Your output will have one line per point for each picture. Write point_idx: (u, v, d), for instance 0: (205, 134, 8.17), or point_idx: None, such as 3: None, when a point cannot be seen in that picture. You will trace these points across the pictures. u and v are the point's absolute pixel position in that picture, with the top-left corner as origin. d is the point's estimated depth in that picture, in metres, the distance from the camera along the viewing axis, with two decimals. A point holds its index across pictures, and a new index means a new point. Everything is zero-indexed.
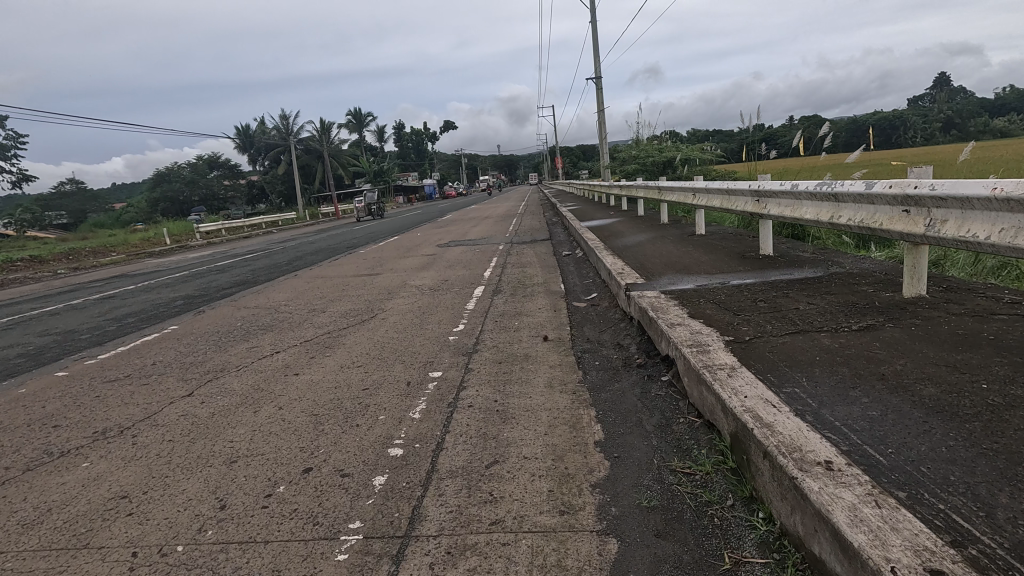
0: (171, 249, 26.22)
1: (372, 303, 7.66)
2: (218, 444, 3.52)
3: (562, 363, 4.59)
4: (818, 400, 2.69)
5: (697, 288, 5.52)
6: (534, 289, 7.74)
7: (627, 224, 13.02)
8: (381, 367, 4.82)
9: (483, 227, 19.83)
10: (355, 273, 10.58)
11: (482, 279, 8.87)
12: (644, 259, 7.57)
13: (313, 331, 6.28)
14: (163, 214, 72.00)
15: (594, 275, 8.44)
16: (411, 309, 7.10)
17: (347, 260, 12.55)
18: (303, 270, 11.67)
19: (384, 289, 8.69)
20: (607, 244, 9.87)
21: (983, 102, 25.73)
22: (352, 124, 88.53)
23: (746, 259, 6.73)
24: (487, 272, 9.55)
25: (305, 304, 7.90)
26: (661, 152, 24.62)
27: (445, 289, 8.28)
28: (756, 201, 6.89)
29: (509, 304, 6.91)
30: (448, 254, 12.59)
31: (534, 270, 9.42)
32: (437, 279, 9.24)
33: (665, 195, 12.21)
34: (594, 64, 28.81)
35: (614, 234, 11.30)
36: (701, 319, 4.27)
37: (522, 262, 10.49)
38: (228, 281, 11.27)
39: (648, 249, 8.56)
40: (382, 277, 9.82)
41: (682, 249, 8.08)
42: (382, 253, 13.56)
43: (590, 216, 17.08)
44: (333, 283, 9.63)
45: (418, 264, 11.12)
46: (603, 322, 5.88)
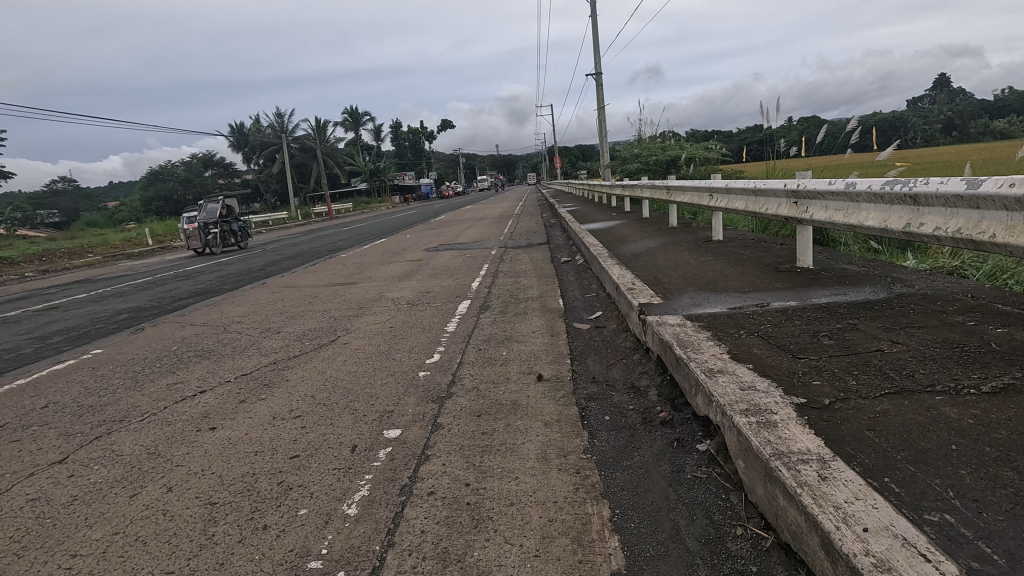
0: (151, 251, 25.01)
1: (338, 321, 6.53)
2: (52, 563, 2.37)
3: (561, 418, 3.47)
4: (1001, 551, 1.58)
5: (732, 312, 4.40)
6: (528, 305, 6.61)
7: (632, 227, 11.91)
8: (323, 419, 3.69)
9: (477, 229, 18.69)
10: (327, 282, 9.42)
11: (469, 291, 7.75)
12: (657, 271, 6.46)
13: (257, 360, 5.16)
14: (154, 214, 70.72)
15: (597, 288, 7.32)
16: (381, 330, 5.97)
17: (323, 266, 11.40)
18: (273, 277, 10.51)
19: (356, 303, 7.57)
20: (611, 251, 8.75)
21: (987, 102, 24.86)
22: (348, 122, 87.34)
23: (782, 273, 5.62)
24: (476, 282, 8.43)
25: (261, 321, 6.77)
26: (664, 152, 23.47)
27: (425, 304, 7.15)
28: (794, 203, 5.77)
29: (498, 325, 5.78)
30: (436, 259, 11.45)
31: (529, 280, 8.30)
32: (418, 290, 8.09)
33: (675, 195, 11.09)
34: (595, 58, 27.64)
35: (618, 239, 10.18)
36: (749, 365, 3.16)
37: (516, 270, 9.36)
38: (186, 291, 10.07)
39: (660, 257, 7.45)
40: (357, 288, 8.68)
41: (700, 258, 6.96)
42: (364, 258, 12.42)
43: (591, 218, 15.98)
44: (301, 295, 8.49)
45: (401, 272, 9.99)
46: (610, 354, 4.76)
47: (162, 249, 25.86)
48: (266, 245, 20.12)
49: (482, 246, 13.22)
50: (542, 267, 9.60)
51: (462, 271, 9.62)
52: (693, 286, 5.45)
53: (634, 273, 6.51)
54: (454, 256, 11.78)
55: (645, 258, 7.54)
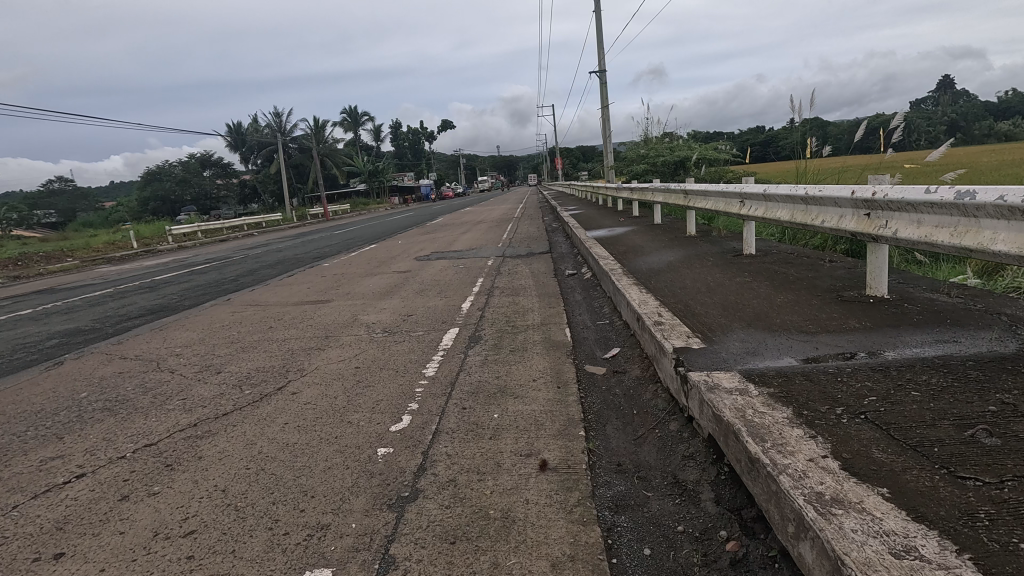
0: (135, 254, 23.82)
1: (296, 356, 5.34)
2: None
3: (577, 553, 2.28)
4: None
5: (806, 369, 3.22)
6: (528, 337, 5.43)
7: (644, 236, 10.74)
8: (224, 541, 2.50)
9: (475, 234, 17.49)
10: (298, 299, 8.22)
11: (459, 315, 6.57)
12: (687, 297, 5.26)
13: (176, 419, 3.97)
14: (150, 215, 69.55)
15: (611, 314, 6.14)
16: (344, 372, 4.78)
17: (301, 279, 10.22)
18: (242, 292, 9.31)
19: (325, 329, 6.38)
20: (624, 265, 7.56)
21: (1005, 101, 23.84)
22: (347, 122, 86.30)
23: (851, 304, 4.42)
24: (468, 302, 7.25)
25: (205, 355, 5.57)
26: (671, 152, 22.29)
27: (405, 332, 5.96)
28: (863, 215, 4.55)
29: (489, 368, 4.58)
30: (426, 271, 10.28)
31: (530, 300, 7.11)
32: (399, 313, 6.90)
33: (693, 200, 9.89)
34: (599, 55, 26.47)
35: (630, 250, 8.98)
36: (882, 489, 1.97)
37: (514, 286, 8.16)
38: (140, 308, 8.87)
39: (684, 276, 6.26)
40: (330, 309, 7.49)
41: (735, 279, 5.77)
42: (347, 268, 11.23)
43: (597, 223, 14.82)
44: (264, 317, 7.29)
45: (385, 287, 8.81)
46: (637, 420, 3.57)
47: (145, 253, 24.61)
48: (249, 251, 18.89)
49: (477, 255, 12.02)
50: (544, 282, 8.43)
51: (453, 287, 8.46)
52: (739, 323, 4.26)
53: (658, 299, 5.32)
54: (446, 267, 10.59)
55: (666, 277, 6.35)
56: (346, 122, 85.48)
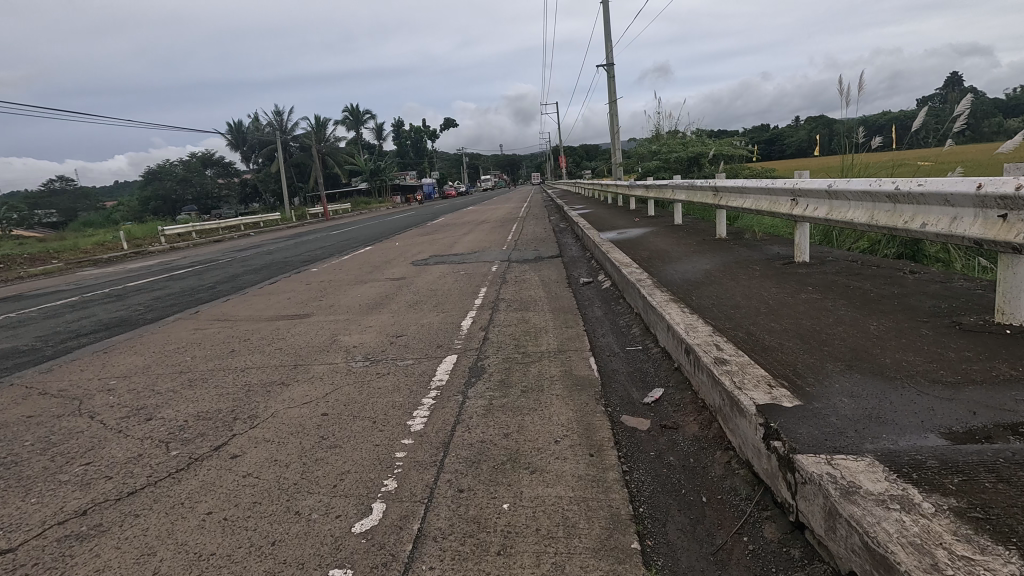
0: (124, 257, 22.84)
1: (252, 394, 4.25)
2: None
3: None
4: None
5: (983, 456, 2.10)
6: (544, 371, 4.31)
7: (667, 238, 9.61)
8: None
9: (478, 235, 16.37)
10: (274, 313, 7.13)
11: (458, 336, 5.48)
12: (746, 320, 4.15)
13: (62, 501, 2.87)
14: (149, 215, 68.64)
15: (644, 338, 5.01)
16: (306, 422, 3.68)
17: (283, 287, 9.13)
18: (214, 304, 8.22)
19: (296, 354, 5.29)
20: (652, 274, 6.44)
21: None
22: (349, 120, 85.44)
23: (982, 337, 3.29)
24: (468, 318, 6.16)
25: (141, 391, 4.48)
26: (685, 148, 21.19)
27: (390, 361, 4.86)
28: (993, 220, 3.39)
29: (495, 420, 3.47)
30: (423, 278, 9.19)
31: (542, 317, 5.99)
32: (387, 333, 5.80)
33: (722, 199, 8.73)
34: (608, 47, 25.36)
35: (655, 255, 7.86)
36: None
37: (522, 299, 7.05)
38: (97, 322, 7.79)
39: (732, 291, 5.13)
40: (308, 325, 6.41)
41: (798, 296, 4.64)
42: (337, 275, 10.15)
43: (609, 223, 13.70)
44: (229, 335, 6.20)
45: (375, 298, 7.72)
46: (712, 518, 2.45)
47: (133, 255, 23.53)
48: (237, 253, 17.78)
49: (479, 259, 10.91)
50: (557, 293, 7.32)
51: (452, 298, 7.36)
52: (835, 363, 3.14)
53: (708, 323, 4.20)
54: (445, 273, 9.48)
55: (708, 292, 5.22)
56: (348, 120, 84.56)
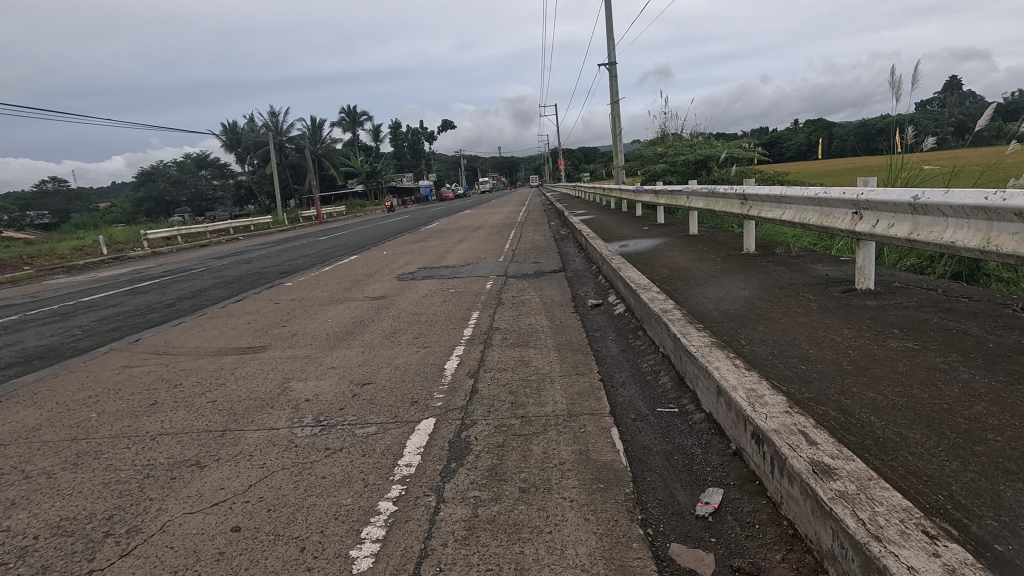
0: (100, 262, 21.60)
1: (147, 486, 3.07)
2: None
3: None
4: None
5: None
6: (552, 453, 3.16)
7: (685, 252, 8.48)
8: None
9: (473, 242, 15.23)
10: (223, 346, 5.94)
11: (439, 387, 4.32)
12: (831, 386, 3.02)
13: None
14: (140, 216, 67.28)
15: (680, 395, 3.86)
16: (205, 547, 2.51)
17: (246, 308, 7.96)
18: (161, 330, 7.04)
19: (230, 410, 4.11)
20: (680, 302, 5.28)
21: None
22: (345, 122, 84.29)
23: None
24: (454, 358, 5.00)
25: (2, 476, 3.29)
26: (693, 151, 20.15)
27: (348, 427, 3.69)
28: None
29: (482, 557, 2.31)
30: (408, 297, 8.03)
31: (547, 358, 4.83)
32: (352, 379, 4.62)
33: (751, 208, 7.58)
34: (611, 45, 24.28)
35: (677, 274, 6.72)
36: None
37: (521, 328, 5.89)
38: (17, 353, 6.57)
39: (792, 333, 3.98)
40: (259, 363, 5.23)
41: (888, 344, 3.51)
42: (312, 292, 8.97)
43: (616, 232, 12.57)
44: (159, 378, 5.01)
45: (348, 325, 6.55)
46: None
47: (108, 261, 22.21)
48: (212, 262, 16.51)
49: (472, 273, 9.73)
50: (562, 321, 6.16)
51: (438, 327, 6.21)
52: (1015, 484, 2.01)
53: (779, 389, 3.05)
54: (432, 291, 8.31)
55: (760, 333, 4.07)
56: (344, 122, 83.45)
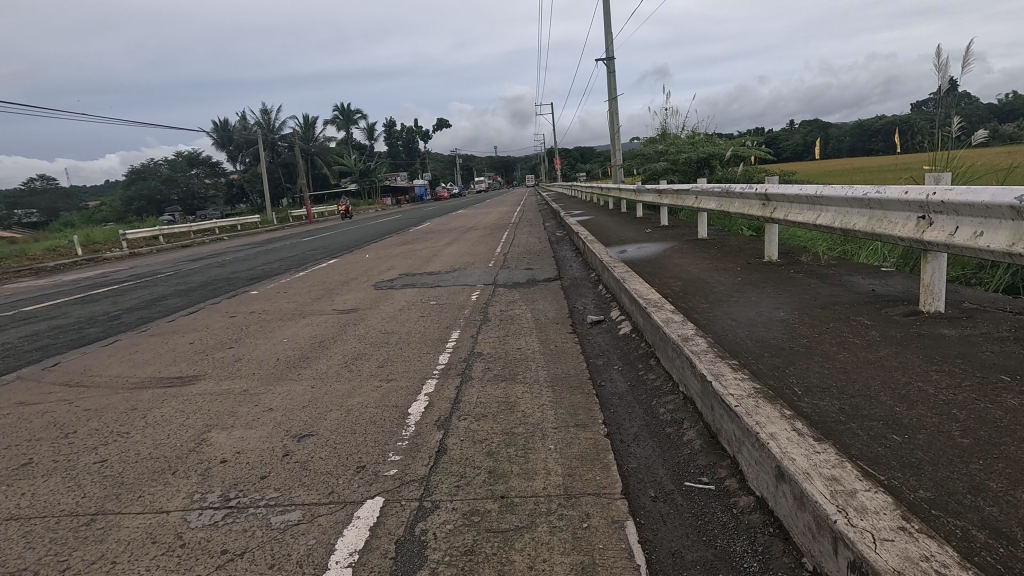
0: (70, 264, 20.48)
1: None
2: None
3: None
4: None
5: None
6: (540, 570, 2.17)
7: (696, 259, 7.51)
8: None
9: (464, 245, 14.24)
10: (150, 374, 4.95)
11: (398, 443, 3.34)
12: (955, 479, 2.04)
13: None
14: (128, 215, 65.97)
15: (714, 463, 2.88)
16: None
17: (196, 324, 6.95)
18: (89, 351, 6.01)
19: (117, 476, 3.11)
20: (702, 326, 4.30)
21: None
22: (339, 120, 83.10)
23: None
24: (422, 398, 4.01)
25: None
26: (695, 148, 19.25)
27: (263, 511, 2.70)
28: None
29: None
30: (382, 311, 7.04)
31: (537, 400, 3.85)
32: (289, 428, 3.63)
33: (772, 210, 6.61)
34: (610, 39, 23.31)
35: (691, 287, 5.74)
36: None
37: (508, 354, 4.91)
38: None
39: (859, 377, 3.01)
40: (183, 401, 4.24)
41: (1007, 402, 2.54)
42: (275, 304, 7.95)
43: (616, 234, 11.60)
44: (53, 422, 4.00)
45: (305, 347, 5.55)
46: None
47: (81, 262, 21.11)
48: (184, 265, 15.43)
49: (457, 281, 8.73)
50: (557, 344, 5.17)
51: (410, 351, 5.22)
52: None
53: (875, 481, 2.07)
54: (410, 304, 7.31)
55: (817, 376, 3.09)
56: (338, 120, 82.29)
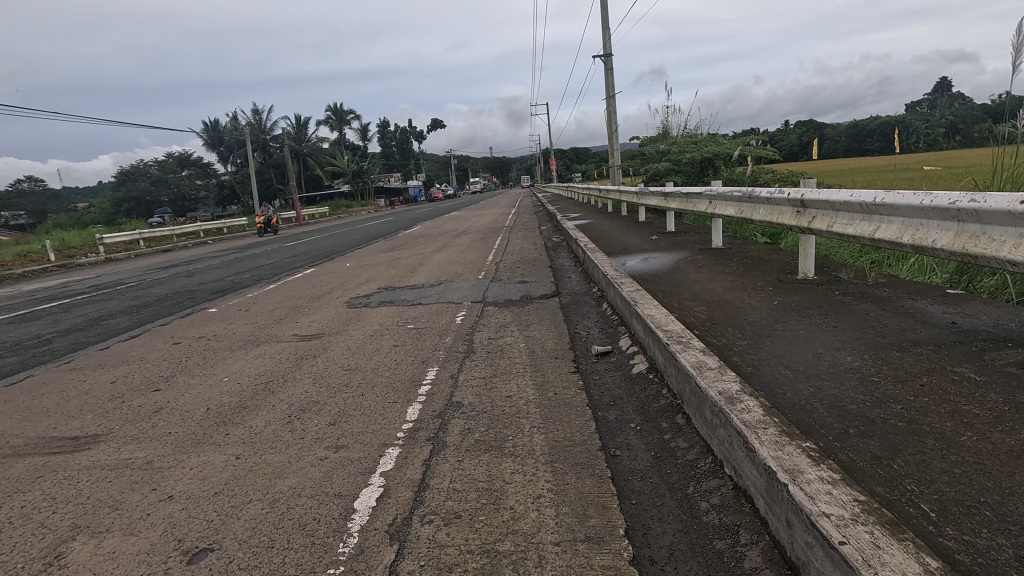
0: (39, 272, 19.32)
1: None
2: None
3: None
4: None
5: None
6: None
7: (716, 273, 6.51)
8: None
9: (454, 252, 13.19)
10: (40, 434, 3.90)
11: (330, 570, 2.30)
12: None
13: None
14: (115, 217, 64.55)
15: None
16: None
17: (130, 355, 5.87)
18: None
19: None
20: (748, 378, 3.28)
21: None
22: (331, 120, 81.87)
23: None
24: (376, 480, 2.98)
25: None
26: (698, 148, 18.29)
27: None
28: None
29: None
30: (350, 337, 6.00)
31: (531, 487, 2.82)
32: (184, 536, 2.59)
33: (807, 219, 5.60)
34: (607, 34, 22.31)
35: (719, 314, 4.72)
36: None
37: (495, 406, 3.88)
38: None
39: (1014, 482, 2.02)
40: (61, 481, 3.19)
41: None
42: (230, 327, 6.88)
43: (619, 241, 10.60)
44: None
45: (245, 391, 4.49)
46: None
47: (50, 270, 19.93)
48: (153, 274, 14.31)
49: (442, 297, 7.69)
50: (557, 389, 4.15)
51: (374, 398, 4.18)
52: None
53: None
54: (384, 328, 6.27)
55: (950, 480, 2.08)
56: (331, 121, 81.08)
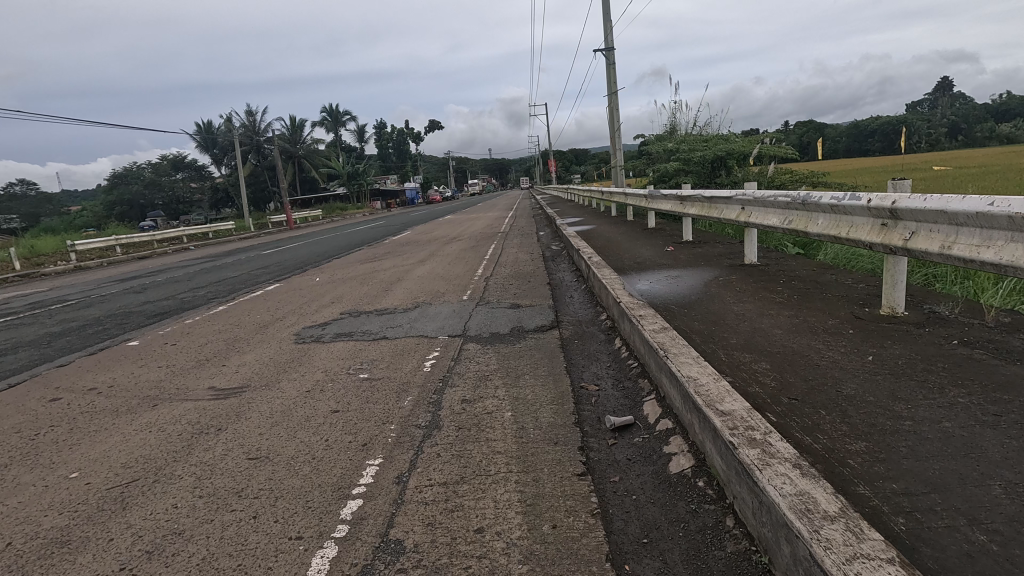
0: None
1: None
2: None
3: None
4: None
5: None
6: None
7: (763, 302, 4.99)
8: None
9: (439, 264, 11.66)
10: None
11: None
12: None
13: None
14: (104, 221, 62.95)
15: None
16: None
17: None
18: None
19: None
20: (913, 552, 1.77)
21: None
22: (327, 122, 80.28)
23: None
24: None
25: None
26: (709, 146, 16.84)
27: None
28: None
29: None
30: (278, 395, 4.47)
31: None
32: None
33: (895, 238, 4.04)
34: (609, 25, 20.75)
35: (793, 379, 3.20)
36: None
37: (454, 558, 2.36)
38: None
39: None
40: None
41: None
42: (137, 374, 5.35)
43: (628, 253, 9.08)
44: None
45: (83, 506, 2.97)
46: None
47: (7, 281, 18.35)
48: (103, 289, 12.75)
49: (413, 329, 6.17)
50: (555, 515, 2.63)
51: (271, 528, 2.66)
52: None
53: None
54: (328, 380, 4.75)
55: None
56: (325, 122, 79.42)
